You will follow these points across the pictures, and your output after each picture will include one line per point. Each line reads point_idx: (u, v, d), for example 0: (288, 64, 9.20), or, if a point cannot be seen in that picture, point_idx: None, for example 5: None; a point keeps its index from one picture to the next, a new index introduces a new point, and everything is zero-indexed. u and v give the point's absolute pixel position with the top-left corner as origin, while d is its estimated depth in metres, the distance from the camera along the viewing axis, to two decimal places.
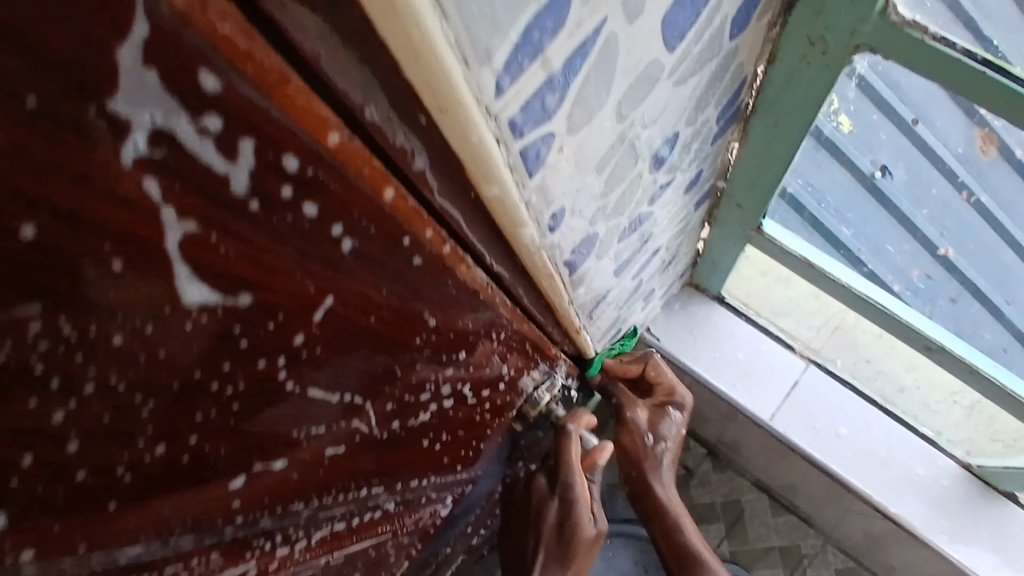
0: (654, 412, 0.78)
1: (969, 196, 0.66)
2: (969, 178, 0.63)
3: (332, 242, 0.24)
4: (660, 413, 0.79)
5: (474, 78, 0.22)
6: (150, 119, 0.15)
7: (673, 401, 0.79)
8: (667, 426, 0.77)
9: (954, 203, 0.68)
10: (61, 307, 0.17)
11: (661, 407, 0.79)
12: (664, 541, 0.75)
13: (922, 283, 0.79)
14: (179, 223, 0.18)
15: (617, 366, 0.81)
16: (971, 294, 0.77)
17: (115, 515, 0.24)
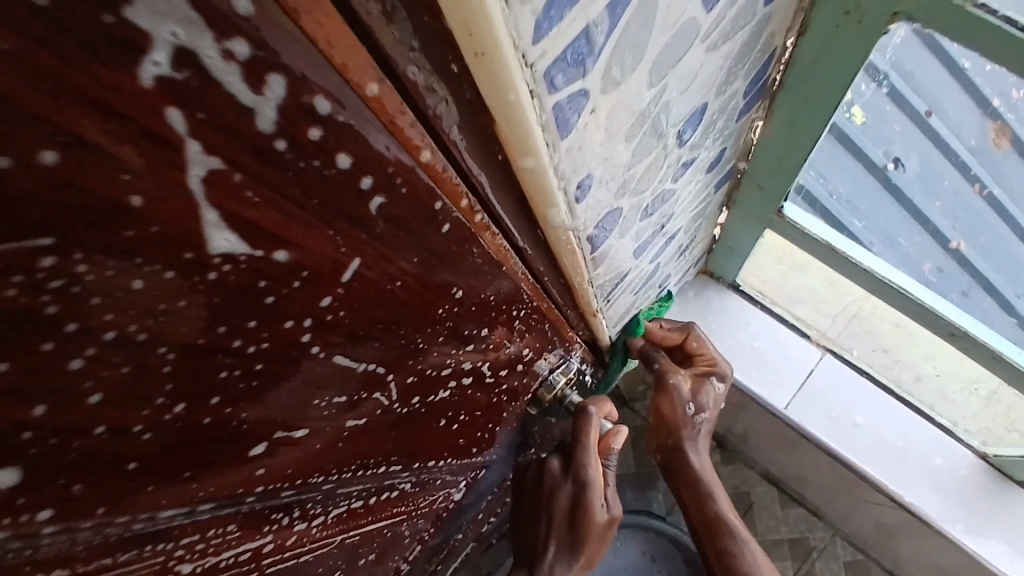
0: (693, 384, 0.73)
1: (981, 188, 0.68)
2: (981, 171, 0.66)
3: (362, 196, 0.22)
4: (701, 380, 0.74)
5: (515, 21, 0.21)
6: (172, 35, 0.14)
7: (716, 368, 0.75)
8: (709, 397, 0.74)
9: (966, 195, 0.71)
10: (77, 243, 0.15)
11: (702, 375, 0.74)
12: (694, 511, 0.75)
13: (934, 278, 0.78)
14: (203, 158, 0.16)
15: (658, 331, 0.76)
16: (983, 288, 0.76)
17: (132, 477, 0.23)
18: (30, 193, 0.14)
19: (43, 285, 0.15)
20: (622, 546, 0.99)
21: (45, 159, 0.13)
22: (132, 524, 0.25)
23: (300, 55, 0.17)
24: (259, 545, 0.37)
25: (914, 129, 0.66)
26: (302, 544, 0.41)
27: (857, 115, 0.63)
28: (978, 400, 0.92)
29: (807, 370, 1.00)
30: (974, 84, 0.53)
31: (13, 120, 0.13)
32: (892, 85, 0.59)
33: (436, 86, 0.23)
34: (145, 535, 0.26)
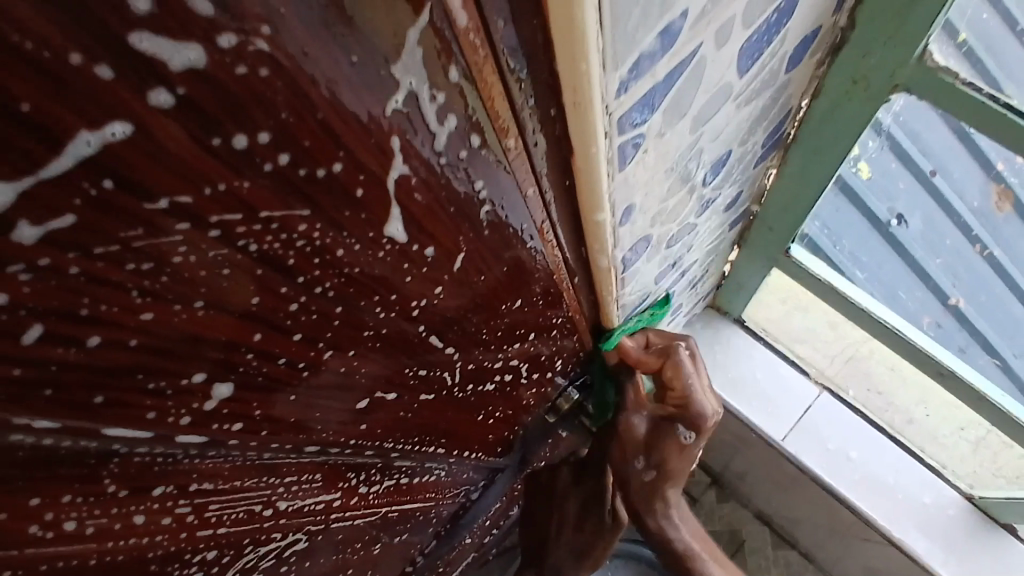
0: (659, 430, 0.67)
1: (981, 248, 0.76)
2: (983, 233, 0.74)
3: (476, 200, 0.30)
4: (664, 428, 0.67)
5: (606, 81, 0.28)
6: (409, 83, 0.21)
7: (684, 417, 0.66)
8: (670, 446, 0.68)
9: (965, 253, 0.78)
10: (321, 216, 0.22)
11: (667, 420, 0.67)
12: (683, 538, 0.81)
13: (932, 332, 0.85)
14: (400, 165, 0.24)
15: (634, 350, 0.68)
16: (979, 346, 0.83)
17: (288, 406, 0.29)
18: (309, 181, 0.20)
19: (293, 243, 0.22)
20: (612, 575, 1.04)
21: (333, 165, 0.21)
22: (267, 449, 0.31)
23: (467, 95, 0.24)
24: (331, 499, 0.42)
25: (919, 188, 0.74)
26: (356, 507, 0.47)
27: (863, 170, 0.71)
28: (967, 445, 0.99)
29: (805, 406, 1.06)
30: (981, 151, 0.60)
31: (319, 135, 0.19)
32: (902, 144, 0.67)
33: (541, 126, 0.30)
34: (267, 462, 0.32)
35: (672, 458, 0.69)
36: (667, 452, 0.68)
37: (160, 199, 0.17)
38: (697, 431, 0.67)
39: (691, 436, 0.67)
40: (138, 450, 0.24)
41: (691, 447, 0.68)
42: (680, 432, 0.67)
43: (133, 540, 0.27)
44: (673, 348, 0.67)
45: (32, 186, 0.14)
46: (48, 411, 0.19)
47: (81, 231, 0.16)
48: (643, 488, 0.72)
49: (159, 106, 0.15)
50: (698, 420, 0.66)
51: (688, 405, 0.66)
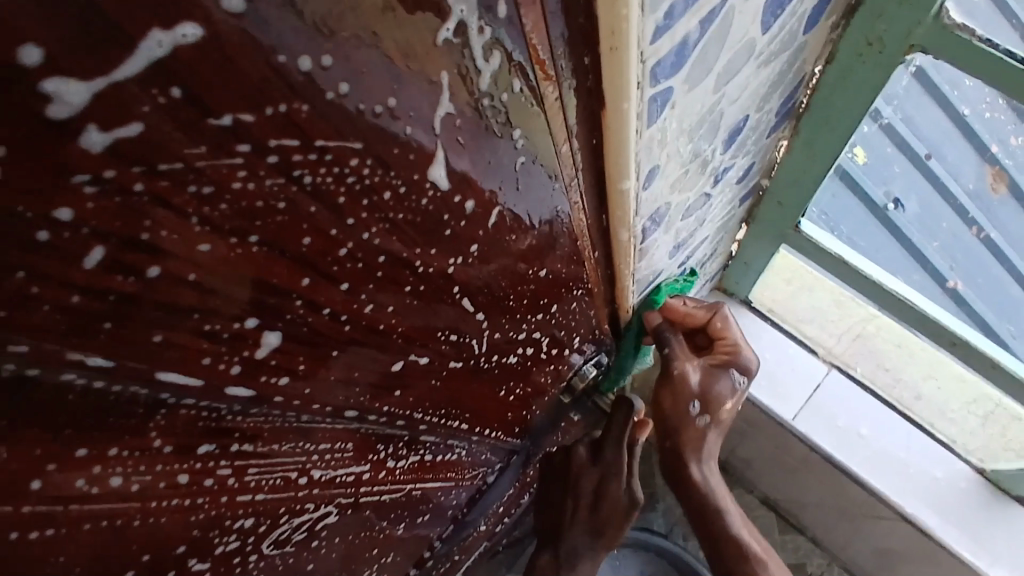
0: (710, 377, 0.70)
1: (978, 231, 0.80)
2: (978, 214, 0.79)
3: (512, 149, 0.29)
4: (717, 374, 0.70)
5: (644, 24, 0.28)
6: (460, 13, 0.21)
7: (735, 363, 0.71)
8: (723, 393, 0.70)
9: (963, 236, 0.83)
10: (371, 152, 0.21)
11: (719, 368, 0.70)
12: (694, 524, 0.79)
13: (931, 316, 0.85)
14: (447, 102, 0.23)
15: (680, 308, 0.73)
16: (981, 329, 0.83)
17: (329, 364, 0.29)
18: (362, 112, 0.20)
19: (345, 179, 0.21)
20: (623, 562, 1.03)
21: (387, 95, 0.20)
22: (306, 411, 0.30)
23: (512, 33, 0.24)
24: (360, 472, 0.42)
25: (913, 170, 0.79)
26: (383, 482, 0.47)
27: (859, 156, 0.74)
28: (975, 419, 1.00)
29: (815, 383, 1.05)
30: (974, 130, 0.68)
31: (375, 62, 0.19)
32: (900, 131, 0.73)
33: (576, 73, 0.30)
34: (304, 426, 0.32)
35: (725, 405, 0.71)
36: (721, 398, 0.69)
37: (223, 115, 0.16)
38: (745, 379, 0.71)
39: (742, 382, 0.71)
40: (184, 401, 0.23)
41: (739, 395, 0.71)
42: (731, 381, 0.71)
43: (178, 501, 0.27)
44: (718, 301, 0.72)
45: (105, 87, 0.14)
46: (103, 347, 0.19)
47: (147, 144, 0.15)
48: (687, 439, 0.72)
49: (230, 10, 0.15)
50: (745, 365, 0.71)
51: (735, 355, 0.71)
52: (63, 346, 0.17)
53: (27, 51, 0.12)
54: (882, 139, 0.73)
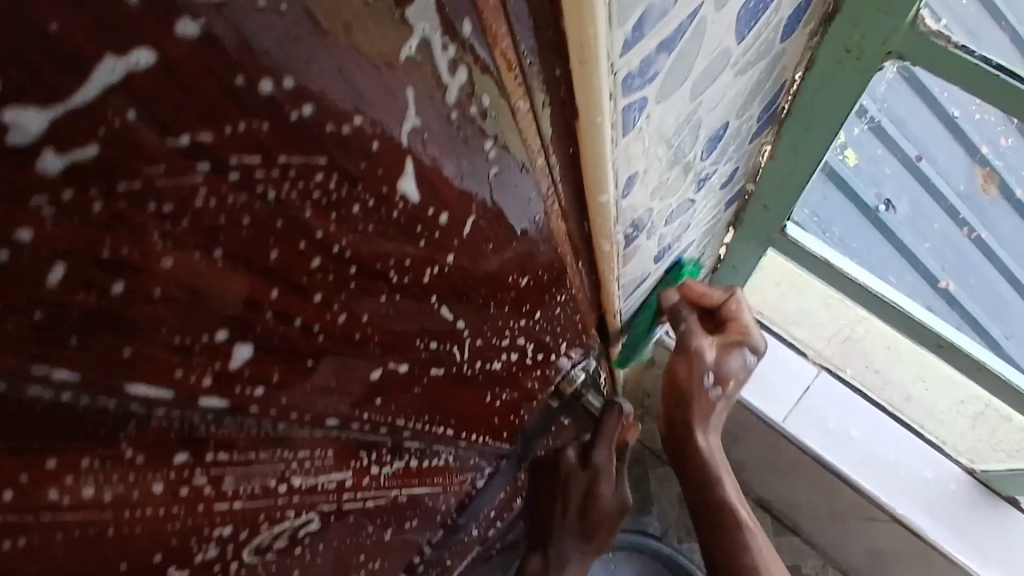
0: (724, 355, 0.70)
1: (969, 232, 0.81)
2: (970, 215, 0.79)
3: (484, 160, 0.30)
4: (729, 350, 0.70)
5: (611, 36, 0.28)
6: (422, 30, 0.21)
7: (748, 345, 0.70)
8: (733, 368, 0.69)
9: (953, 237, 0.83)
10: (335, 167, 0.22)
11: (731, 347, 0.70)
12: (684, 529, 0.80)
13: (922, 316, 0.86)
14: (412, 117, 0.24)
15: (699, 290, 0.73)
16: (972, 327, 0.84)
17: (304, 374, 0.29)
18: (324, 129, 0.20)
19: (310, 194, 0.22)
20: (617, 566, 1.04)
21: (350, 112, 0.21)
22: (283, 420, 0.31)
23: (477, 47, 0.24)
24: (343, 479, 0.42)
25: (904, 172, 0.78)
26: (367, 488, 0.47)
27: (850, 157, 0.74)
28: (965, 421, 0.99)
29: (804, 386, 1.06)
30: (963, 132, 0.67)
31: (335, 81, 0.20)
32: (889, 132, 0.73)
33: (546, 85, 0.30)
34: (282, 434, 0.32)
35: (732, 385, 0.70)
36: (730, 372, 0.69)
37: (181, 136, 0.17)
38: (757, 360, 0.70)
39: (754, 361, 0.70)
40: (154, 413, 0.24)
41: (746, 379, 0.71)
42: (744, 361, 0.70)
43: (153, 510, 0.27)
44: (732, 278, 0.73)
45: (63, 114, 0.14)
46: (69, 363, 0.19)
47: (105, 166, 0.16)
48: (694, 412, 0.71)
49: (185, 37, 0.15)
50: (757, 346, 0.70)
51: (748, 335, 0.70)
52: (28, 362, 0.18)
53: None
54: (870, 139, 0.73)
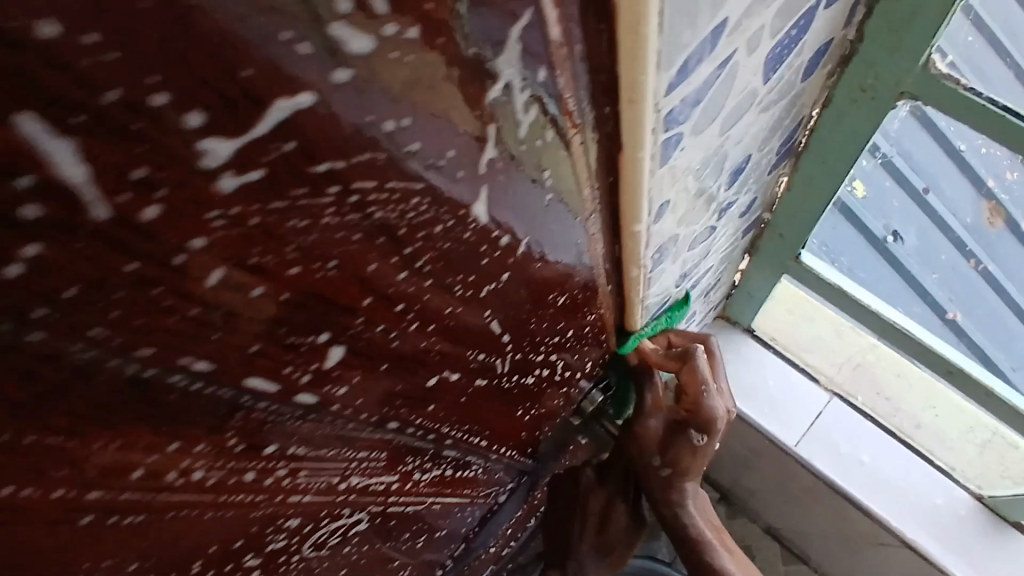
0: (671, 431, 0.57)
1: (976, 263, 0.85)
2: (977, 248, 0.84)
3: (541, 187, 0.33)
4: (676, 431, 0.56)
5: (658, 80, 0.32)
6: (508, 75, 0.25)
7: (697, 424, 0.55)
8: (685, 453, 0.56)
9: (962, 268, 0.87)
10: (429, 190, 0.25)
11: (676, 424, 0.56)
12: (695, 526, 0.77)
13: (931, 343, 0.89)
14: (491, 150, 0.27)
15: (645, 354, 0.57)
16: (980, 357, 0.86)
17: (376, 376, 0.32)
18: (425, 160, 0.24)
19: (406, 215, 0.25)
20: None
21: (446, 147, 0.24)
22: (353, 419, 0.34)
23: (547, 90, 0.28)
24: (391, 481, 0.45)
25: (913, 204, 0.83)
26: (408, 493, 0.49)
27: (859, 189, 0.77)
28: (974, 449, 1.01)
29: (816, 412, 1.07)
30: (971, 166, 0.71)
31: (439, 118, 0.23)
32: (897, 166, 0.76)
33: (598, 121, 0.34)
34: (350, 433, 0.35)
35: (689, 464, 0.56)
36: (683, 458, 0.56)
37: (322, 164, 0.20)
38: (710, 442, 0.56)
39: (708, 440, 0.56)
40: (258, 406, 0.26)
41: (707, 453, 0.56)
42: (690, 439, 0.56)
43: (241, 496, 0.30)
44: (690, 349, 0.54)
45: (244, 145, 0.18)
46: (207, 355, 0.22)
47: (266, 185, 0.19)
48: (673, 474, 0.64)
49: (337, 82, 0.18)
50: (709, 426, 0.55)
51: (700, 409, 0.55)
52: (180, 351, 0.21)
53: (194, 117, 0.16)
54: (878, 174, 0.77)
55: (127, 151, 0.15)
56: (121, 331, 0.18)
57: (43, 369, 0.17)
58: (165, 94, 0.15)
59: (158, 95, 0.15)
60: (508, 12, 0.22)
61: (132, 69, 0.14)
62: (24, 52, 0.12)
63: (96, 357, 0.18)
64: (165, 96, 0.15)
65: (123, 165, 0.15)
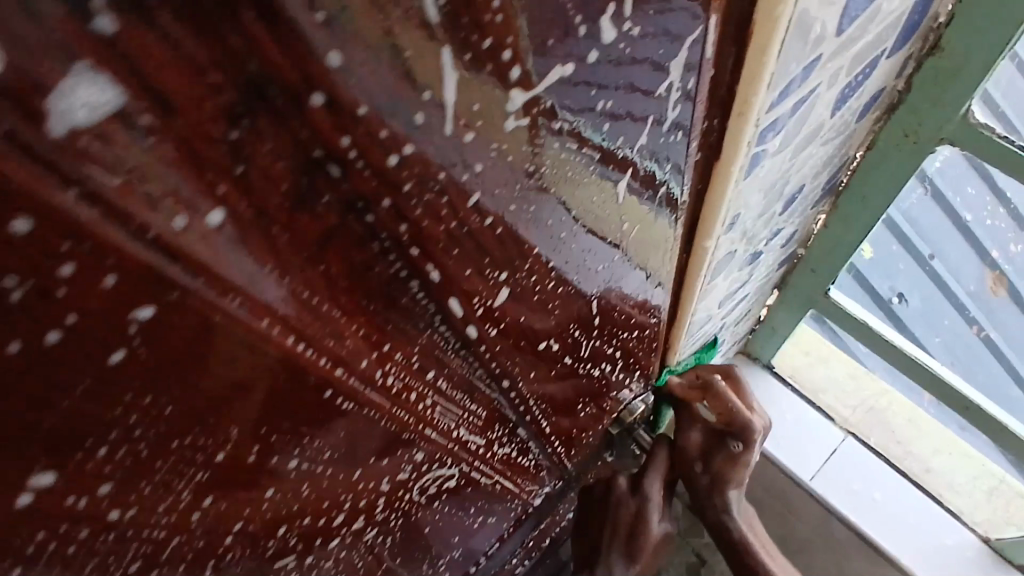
0: (711, 440, 0.57)
1: (979, 329, 0.93)
2: (979, 314, 0.93)
3: (659, 181, 0.40)
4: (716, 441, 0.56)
5: (766, 100, 0.38)
6: (675, 78, 0.32)
7: (735, 430, 0.53)
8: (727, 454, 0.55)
9: (965, 334, 0.93)
10: (602, 159, 0.32)
11: (712, 431, 0.55)
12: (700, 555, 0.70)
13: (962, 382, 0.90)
14: (644, 138, 0.34)
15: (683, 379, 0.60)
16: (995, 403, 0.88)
17: (511, 325, 0.38)
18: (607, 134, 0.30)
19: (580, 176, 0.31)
20: None
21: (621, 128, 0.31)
22: (482, 364, 0.39)
23: (691, 94, 0.35)
24: (477, 444, 0.49)
25: (918, 270, 0.92)
26: (485, 464, 0.53)
27: (866, 250, 0.86)
28: (981, 495, 1.07)
29: (832, 449, 1.11)
30: (975, 235, 0.85)
31: (626, 105, 0.30)
32: (901, 228, 0.84)
33: (712, 131, 0.40)
34: (474, 379, 0.40)
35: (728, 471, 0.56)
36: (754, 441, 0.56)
37: (556, 121, 0.27)
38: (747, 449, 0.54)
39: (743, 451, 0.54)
40: (440, 328, 0.32)
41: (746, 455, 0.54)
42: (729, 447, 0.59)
43: (401, 414, 0.34)
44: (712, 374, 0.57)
45: (526, 99, 0.24)
46: (440, 266, 0.27)
47: (523, 132, 0.25)
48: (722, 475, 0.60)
49: (588, 62, 0.25)
50: (745, 434, 0.53)
51: None
52: (429, 257, 0.26)
53: (515, 70, 0.22)
54: (887, 237, 0.86)
55: (475, 86, 0.22)
56: (410, 226, 0.24)
57: (362, 244, 0.23)
58: (509, 50, 0.22)
59: (507, 50, 0.21)
60: (692, 27, 0.29)
61: (505, 28, 0.21)
62: (465, 6, 0.19)
63: (389, 244, 0.24)
64: (506, 53, 0.22)
65: (471, 95, 0.22)
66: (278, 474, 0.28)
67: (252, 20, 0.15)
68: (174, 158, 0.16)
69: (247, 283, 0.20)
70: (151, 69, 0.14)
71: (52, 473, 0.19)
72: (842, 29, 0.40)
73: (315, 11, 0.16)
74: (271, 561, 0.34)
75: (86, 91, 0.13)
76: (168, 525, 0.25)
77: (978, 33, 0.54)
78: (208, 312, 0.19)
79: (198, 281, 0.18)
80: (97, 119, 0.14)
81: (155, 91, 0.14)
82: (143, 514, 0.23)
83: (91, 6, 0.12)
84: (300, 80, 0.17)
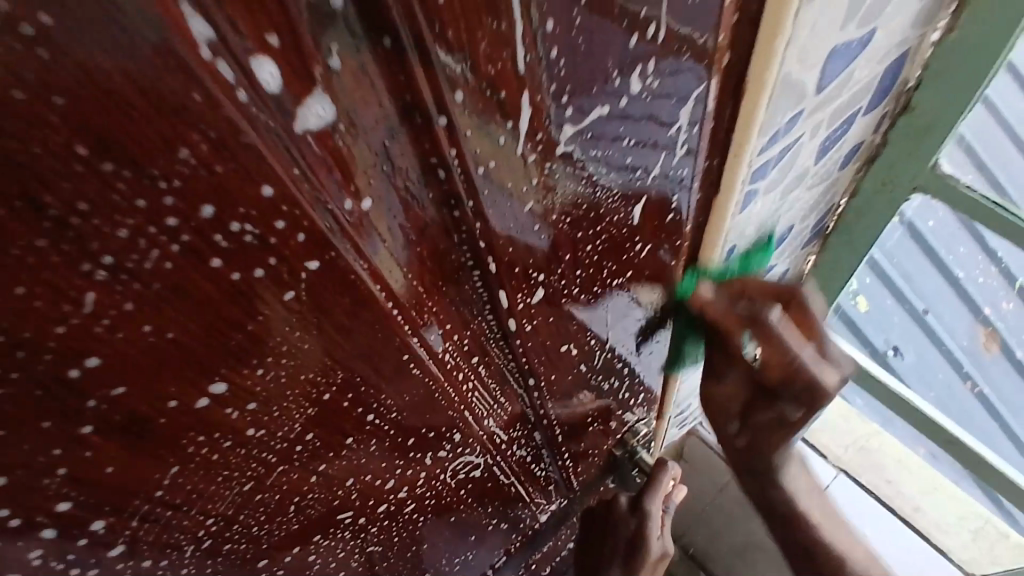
0: (759, 396, 0.57)
1: (972, 384, 1.02)
2: (971, 368, 1.02)
3: (667, 212, 0.47)
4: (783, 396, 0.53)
5: (756, 147, 0.46)
6: (683, 126, 0.39)
7: (791, 391, 0.53)
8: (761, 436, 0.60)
9: (959, 388, 1.01)
10: (624, 188, 0.40)
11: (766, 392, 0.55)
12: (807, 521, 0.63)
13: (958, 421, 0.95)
14: (657, 173, 0.41)
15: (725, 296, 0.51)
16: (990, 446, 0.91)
17: (540, 323, 0.44)
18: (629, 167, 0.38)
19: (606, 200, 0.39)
20: None
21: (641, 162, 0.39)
22: (516, 357, 0.45)
23: (694, 140, 0.42)
24: (499, 441, 0.54)
25: (912, 324, 1.01)
26: (505, 461, 0.59)
27: (861, 302, 0.95)
28: (967, 534, 1.10)
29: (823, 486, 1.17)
30: (968, 295, 0.95)
31: (645, 145, 0.38)
32: (896, 281, 0.94)
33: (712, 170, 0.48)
34: (506, 370, 0.46)
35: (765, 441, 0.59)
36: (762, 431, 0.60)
37: (593, 152, 0.35)
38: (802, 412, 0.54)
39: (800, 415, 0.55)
40: (488, 316, 0.39)
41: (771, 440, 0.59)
42: (783, 410, 0.56)
43: (449, 390, 0.41)
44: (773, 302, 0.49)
45: (572, 134, 0.32)
46: (499, 261, 0.35)
47: (570, 158, 0.33)
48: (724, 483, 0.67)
49: (620, 108, 0.33)
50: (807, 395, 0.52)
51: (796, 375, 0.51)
52: (492, 251, 0.34)
53: (568, 111, 0.31)
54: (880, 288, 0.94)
55: (540, 121, 0.30)
56: (484, 224, 0.32)
57: (447, 231, 0.30)
58: (565, 95, 0.30)
59: (564, 96, 0.30)
60: (700, 85, 0.37)
61: (565, 79, 0.29)
62: (540, 64, 0.27)
63: (468, 236, 0.32)
64: (564, 98, 0.30)
65: (536, 126, 0.30)
66: (357, 423, 0.35)
67: (416, 69, 0.23)
68: (351, 153, 0.23)
69: (372, 254, 0.27)
70: (352, 93, 0.22)
71: (225, 384, 0.26)
72: (821, 89, 0.49)
73: (449, 62, 0.24)
74: (335, 511, 0.40)
75: (316, 108, 0.21)
76: (279, 449, 0.31)
77: (943, 100, 0.63)
78: (347, 270, 0.27)
79: (345, 245, 0.26)
80: (318, 124, 0.22)
81: (351, 107, 0.22)
82: (267, 435, 0.30)
83: (331, 53, 0.20)
84: (433, 108, 0.25)
